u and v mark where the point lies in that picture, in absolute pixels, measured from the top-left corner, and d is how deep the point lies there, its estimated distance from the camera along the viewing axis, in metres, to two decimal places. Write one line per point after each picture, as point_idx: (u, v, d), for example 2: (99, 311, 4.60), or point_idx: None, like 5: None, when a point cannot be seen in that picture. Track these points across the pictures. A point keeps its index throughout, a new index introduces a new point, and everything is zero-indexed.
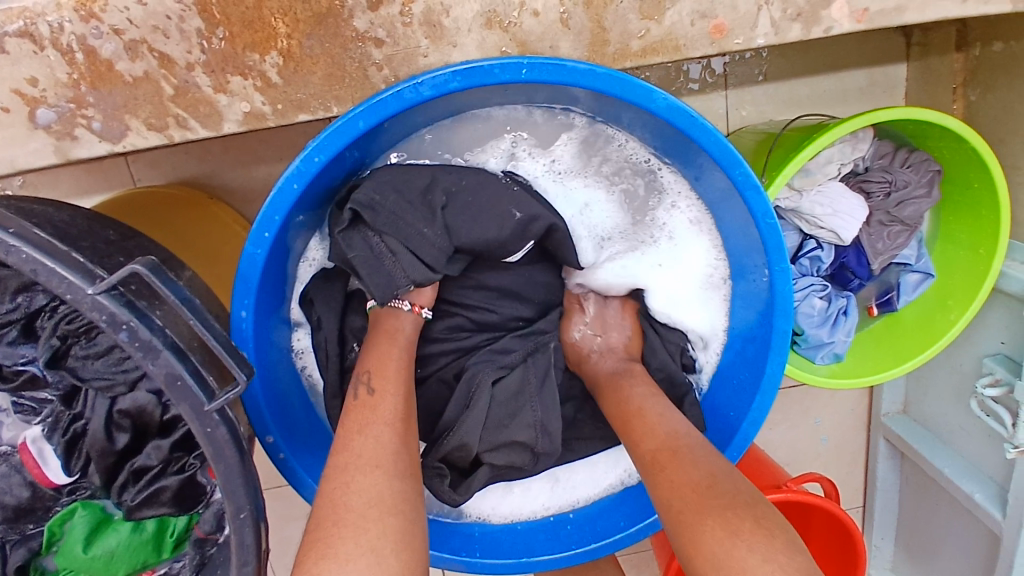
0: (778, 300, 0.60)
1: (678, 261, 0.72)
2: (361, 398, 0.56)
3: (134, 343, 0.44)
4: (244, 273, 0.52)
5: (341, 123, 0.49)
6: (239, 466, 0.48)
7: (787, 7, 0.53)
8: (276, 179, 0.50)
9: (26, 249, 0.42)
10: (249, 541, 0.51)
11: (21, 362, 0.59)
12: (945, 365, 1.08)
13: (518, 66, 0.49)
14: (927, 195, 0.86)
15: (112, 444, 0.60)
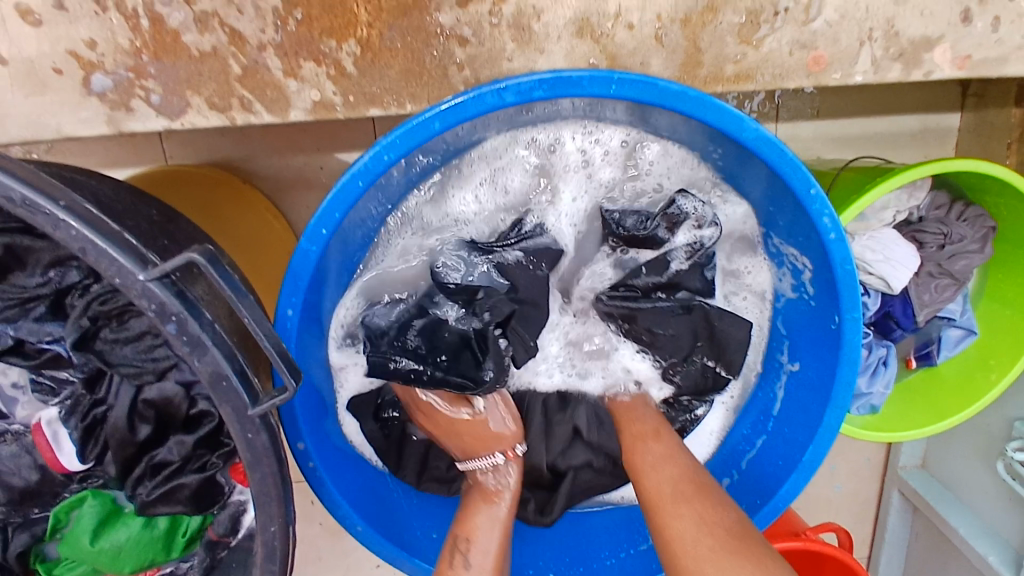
0: (845, 350, 0.56)
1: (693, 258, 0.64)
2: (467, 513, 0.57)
3: (182, 337, 0.41)
4: (296, 269, 0.50)
5: (419, 122, 0.46)
6: (275, 476, 0.45)
7: (890, 46, 0.51)
8: (341, 174, 0.48)
9: (76, 224, 0.39)
10: (276, 554, 0.48)
11: (45, 341, 0.56)
12: (972, 424, 1.05)
13: (608, 80, 0.46)
14: (981, 251, 0.83)
15: (132, 434, 0.57)
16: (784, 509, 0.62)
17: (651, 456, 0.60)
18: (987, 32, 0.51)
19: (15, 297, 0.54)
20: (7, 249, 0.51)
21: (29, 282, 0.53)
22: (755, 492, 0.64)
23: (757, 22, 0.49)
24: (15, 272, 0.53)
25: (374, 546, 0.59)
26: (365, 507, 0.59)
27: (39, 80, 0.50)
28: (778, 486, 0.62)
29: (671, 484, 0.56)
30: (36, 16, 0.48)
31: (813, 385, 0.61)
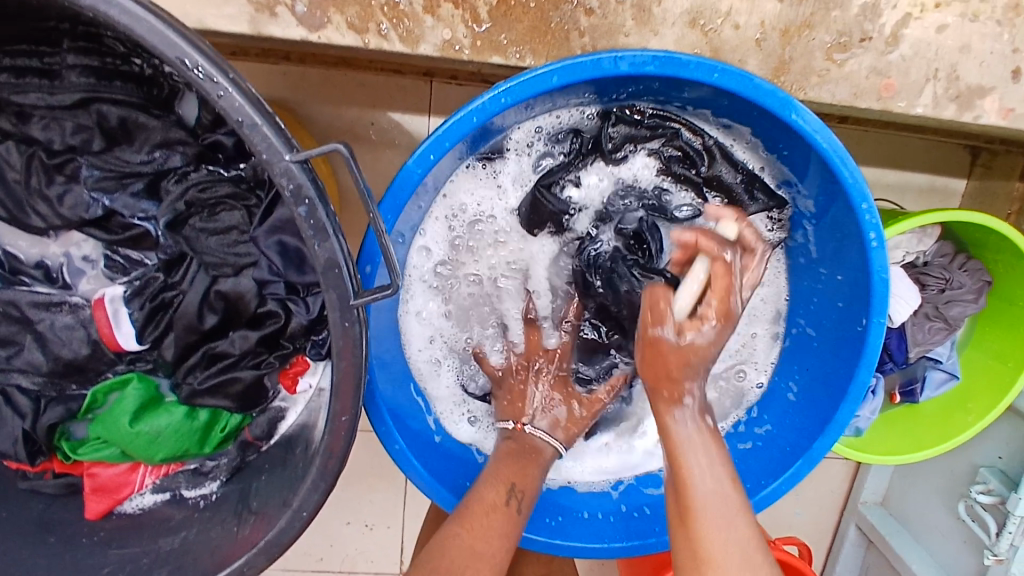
0: (866, 351, 0.61)
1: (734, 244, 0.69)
2: (507, 508, 0.60)
3: (310, 221, 0.44)
4: (400, 186, 0.54)
5: (543, 74, 0.51)
6: (359, 367, 0.49)
7: (950, 87, 0.58)
8: (459, 109, 0.52)
9: (239, 97, 0.42)
10: (338, 446, 0.51)
11: (138, 218, 0.58)
12: (938, 468, 1.13)
13: (712, 69, 0.52)
14: (975, 302, 0.92)
15: (199, 322, 0.59)
16: (785, 495, 0.66)
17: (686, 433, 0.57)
18: None
19: (116, 170, 0.56)
20: (121, 121, 0.55)
21: (134, 158, 0.56)
22: (760, 475, 0.69)
23: (846, 43, 0.56)
24: (121, 146, 0.56)
25: (406, 465, 0.62)
26: (404, 429, 0.63)
27: None
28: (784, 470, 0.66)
29: (710, 481, 0.55)
30: None
31: (829, 381, 0.66)
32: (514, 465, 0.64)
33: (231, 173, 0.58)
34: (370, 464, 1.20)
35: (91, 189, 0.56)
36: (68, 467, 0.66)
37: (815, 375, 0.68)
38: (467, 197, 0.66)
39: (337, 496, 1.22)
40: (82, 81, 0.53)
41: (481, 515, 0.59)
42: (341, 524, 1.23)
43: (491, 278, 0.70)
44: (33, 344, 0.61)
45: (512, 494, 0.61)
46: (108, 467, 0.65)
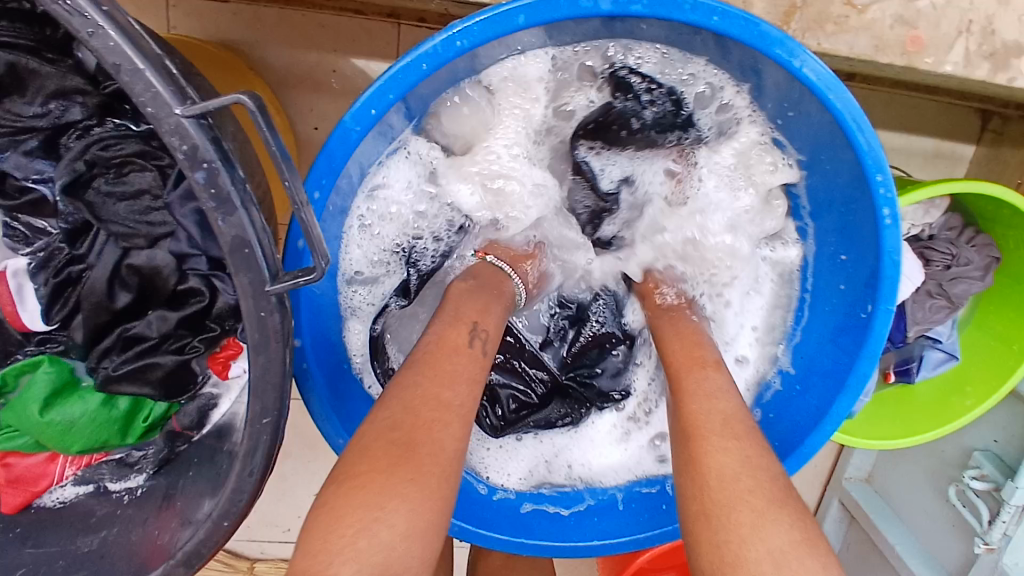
0: (868, 340, 0.54)
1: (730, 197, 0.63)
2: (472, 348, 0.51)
3: (211, 190, 0.36)
4: (333, 148, 0.46)
5: (506, 11, 0.43)
6: (281, 362, 0.41)
7: (985, 42, 0.49)
8: (404, 54, 0.44)
9: (115, 35, 0.34)
10: (260, 450, 0.44)
11: (32, 180, 0.50)
12: (927, 449, 1.08)
13: (711, 10, 0.43)
14: (981, 279, 0.85)
15: (111, 301, 0.51)
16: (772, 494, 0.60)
17: (708, 384, 0.51)
18: None
19: (6, 124, 0.47)
20: (7, 66, 0.45)
21: (25, 110, 0.47)
22: None
23: None
24: (11, 96, 0.47)
25: None
26: (347, 419, 0.56)
27: None
28: (770, 467, 0.59)
29: (721, 416, 0.48)
30: None
31: (823, 370, 0.59)
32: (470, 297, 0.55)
33: (140, 128, 0.50)
34: None
35: None
36: None
37: (811, 366, 0.61)
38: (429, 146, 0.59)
39: (303, 467, 1.17)
40: None
41: (435, 349, 0.49)
42: (309, 496, 1.18)
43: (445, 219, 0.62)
44: None
45: (474, 332, 0.51)
46: (23, 457, 0.59)
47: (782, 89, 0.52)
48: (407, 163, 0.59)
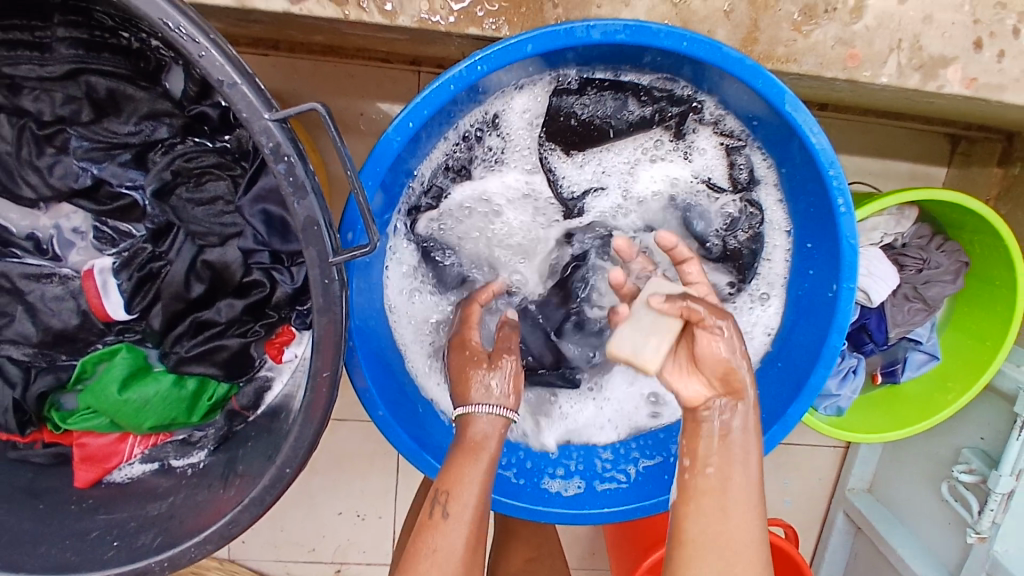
0: (837, 317, 0.62)
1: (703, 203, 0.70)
2: (434, 520, 0.59)
3: (289, 178, 0.45)
4: (380, 153, 0.55)
5: (516, 42, 0.53)
6: (340, 324, 0.50)
7: (913, 57, 0.60)
8: (435, 78, 0.54)
9: (218, 56, 0.43)
10: (320, 402, 0.52)
11: (125, 186, 0.60)
12: (921, 452, 1.14)
13: (681, 37, 0.53)
14: (953, 281, 0.93)
15: (186, 291, 0.60)
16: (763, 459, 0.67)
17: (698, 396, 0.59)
18: (995, 59, 0.60)
19: (105, 141, 0.58)
20: (109, 92, 0.56)
21: (122, 129, 0.58)
22: None
23: (810, 15, 0.58)
24: (110, 117, 0.57)
25: (389, 431, 0.64)
26: (385, 395, 0.64)
27: None
28: (759, 436, 0.66)
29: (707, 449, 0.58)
30: None
31: (801, 347, 0.67)
32: (447, 465, 0.61)
33: (217, 144, 0.59)
34: (360, 453, 1.20)
35: (80, 158, 0.58)
36: (57, 436, 0.67)
37: (790, 345, 0.69)
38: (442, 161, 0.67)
39: (329, 486, 1.23)
40: (71, 53, 0.54)
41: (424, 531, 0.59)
42: (334, 514, 1.24)
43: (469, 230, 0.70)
44: (22, 315, 0.63)
45: (437, 504, 0.60)
46: (97, 437, 0.66)
47: (743, 99, 0.61)
48: (424, 179, 0.67)
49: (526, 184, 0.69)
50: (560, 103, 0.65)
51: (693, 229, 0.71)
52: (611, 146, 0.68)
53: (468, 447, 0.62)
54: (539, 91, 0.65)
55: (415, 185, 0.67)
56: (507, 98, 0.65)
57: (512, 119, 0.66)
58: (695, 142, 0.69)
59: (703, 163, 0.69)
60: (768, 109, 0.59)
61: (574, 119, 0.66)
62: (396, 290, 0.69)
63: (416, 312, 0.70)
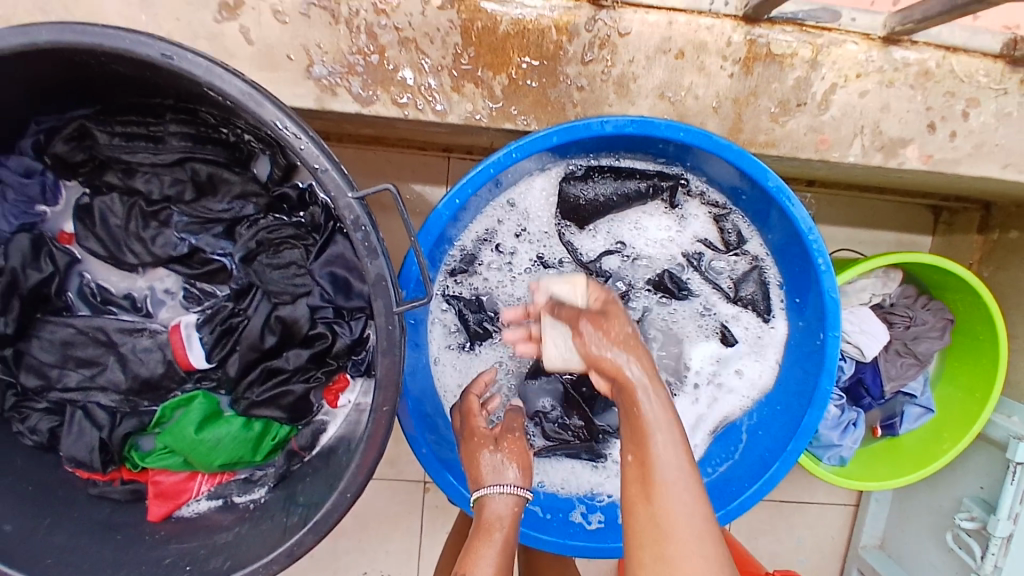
0: (826, 363, 0.70)
1: (704, 266, 0.80)
2: None
3: (366, 243, 0.56)
4: (432, 226, 0.66)
5: (546, 133, 0.64)
6: (400, 364, 0.59)
7: (875, 139, 0.71)
8: (478, 163, 0.65)
9: (315, 148, 0.55)
10: (379, 434, 0.60)
11: (217, 254, 0.71)
12: (927, 505, 1.18)
13: (679, 128, 0.65)
14: (940, 337, 1.02)
15: (261, 342, 0.70)
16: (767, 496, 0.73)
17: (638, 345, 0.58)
18: (947, 140, 0.72)
19: (201, 216, 0.70)
20: (209, 176, 0.68)
21: (216, 206, 0.70)
22: (743, 480, 0.76)
23: (785, 109, 0.70)
24: (207, 196, 0.69)
25: (433, 469, 0.71)
26: (429, 438, 0.73)
27: (273, 61, 0.67)
28: (763, 473, 0.73)
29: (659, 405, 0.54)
30: (284, 16, 0.67)
31: (796, 392, 0.75)
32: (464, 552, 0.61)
33: (294, 219, 0.71)
34: (388, 511, 1.26)
35: (180, 230, 0.70)
36: (135, 474, 0.75)
37: (788, 391, 0.77)
38: (474, 236, 0.76)
39: (355, 544, 1.27)
40: (181, 145, 0.66)
41: None
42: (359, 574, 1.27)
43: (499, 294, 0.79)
44: (113, 365, 0.73)
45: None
46: (169, 475, 0.74)
47: (730, 177, 0.72)
48: (458, 251, 0.76)
49: (548, 253, 0.78)
50: (574, 184, 0.75)
51: (698, 289, 0.80)
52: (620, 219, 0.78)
53: (480, 528, 0.63)
54: (555, 172, 0.76)
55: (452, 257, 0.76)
56: (528, 182, 0.76)
57: (533, 197, 0.76)
58: (687, 211, 0.79)
59: (696, 227, 0.79)
60: (754, 185, 0.70)
61: (582, 199, 0.76)
62: (436, 345, 0.78)
63: (455, 367, 0.79)
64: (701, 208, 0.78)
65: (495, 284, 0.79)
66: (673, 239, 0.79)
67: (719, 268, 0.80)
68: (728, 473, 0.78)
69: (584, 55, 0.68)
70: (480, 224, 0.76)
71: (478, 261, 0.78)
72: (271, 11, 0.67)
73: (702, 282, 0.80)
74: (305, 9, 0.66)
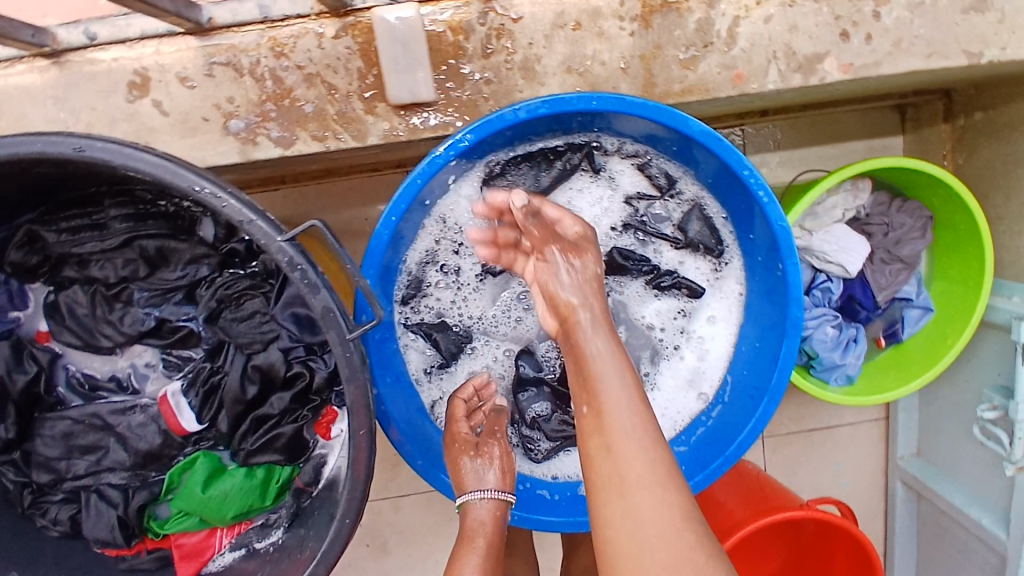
0: (791, 291, 0.70)
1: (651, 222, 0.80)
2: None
3: (305, 281, 0.58)
4: (374, 249, 0.68)
5: (454, 142, 0.65)
6: (366, 389, 0.60)
7: (790, 61, 0.71)
8: (405, 177, 0.66)
9: (236, 202, 0.56)
10: (362, 459, 0.61)
11: (182, 319, 0.74)
12: (950, 404, 1.17)
13: (590, 99, 0.64)
14: (922, 237, 1.01)
15: (243, 393, 0.72)
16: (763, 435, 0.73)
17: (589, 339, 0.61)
18: (864, 45, 0.71)
19: (160, 287, 0.72)
20: (158, 249, 0.70)
21: (171, 275, 0.72)
22: (738, 425, 0.75)
23: (693, 54, 0.70)
24: (161, 268, 0.72)
25: (430, 475, 0.74)
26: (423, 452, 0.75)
27: (191, 126, 0.69)
28: (755, 412, 0.73)
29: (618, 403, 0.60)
30: (190, 81, 0.68)
31: (769, 325, 0.74)
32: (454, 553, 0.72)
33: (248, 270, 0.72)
34: (428, 524, 1.28)
35: (144, 305, 0.73)
36: (158, 542, 0.77)
37: (761, 325, 0.76)
38: (418, 255, 0.77)
39: (404, 562, 1.30)
40: (124, 226, 0.69)
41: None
42: None
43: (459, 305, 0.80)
44: (115, 445, 0.76)
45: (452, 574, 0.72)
46: (190, 536, 0.77)
47: (648, 131, 0.72)
48: (406, 270, 0.77)
49: (493, 258, 0.79)
50: (498, 176, 0.76)
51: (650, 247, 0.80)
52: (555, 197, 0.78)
53: (464, 537, 0.72)
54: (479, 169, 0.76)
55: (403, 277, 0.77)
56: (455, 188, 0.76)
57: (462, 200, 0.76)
58: (613, 171, 0.78)
59: (626, 183, 0.79)
60: (675, 134, 0.69)
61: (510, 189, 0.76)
62: (413, 365, 0.79)
63: (437, 382, 0.80)
64: (629, 167, 0.78)
65: (450, 302, 0.80)
66: (611, 203, 0.79)
67: (664, 218, 0.80)
68: (722, 417, 0.78)
69: (483, 49, 0.68)
70: (420, 243, 0.77)
71: (428, 280, 0.79)
72: (177, 78, 0.68)
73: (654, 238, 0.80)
74: (208, 69, 0.68)
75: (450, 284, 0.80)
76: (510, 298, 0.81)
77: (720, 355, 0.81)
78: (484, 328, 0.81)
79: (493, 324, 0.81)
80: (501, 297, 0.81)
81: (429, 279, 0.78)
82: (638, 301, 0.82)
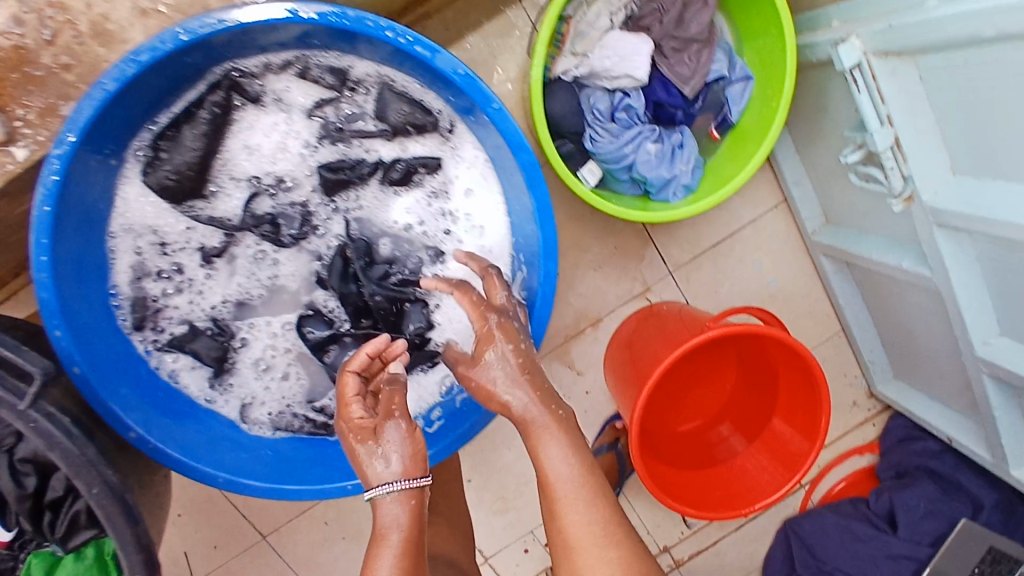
0: (507, 133, 0.74)
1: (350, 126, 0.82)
2: None
3: None
4: (45, 303, 0.68)
5: (56, 143, 0.65)
6: (71, 446, 0.66)
7: None
8: (31, 209, 0.66)
9: None
10: (108, 496, 0.66)
11: None
12: (829, 159, 1.08)
13: (174, 35, 0.65)
14: (705, 5, 0.89)
15: (23, 487, 0.73)
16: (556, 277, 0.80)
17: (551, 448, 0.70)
18: None
19: None
20: None
21: None
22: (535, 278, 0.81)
23: None
24: None
25: (213, 479, 0.77)
26: (216, 463, 0.78)
27: None
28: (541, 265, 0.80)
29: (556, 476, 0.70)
30: None
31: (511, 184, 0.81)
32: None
33: None
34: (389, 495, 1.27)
35: None
36: None
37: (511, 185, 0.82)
38: (123, 273, 0.79)
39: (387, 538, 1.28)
40: None
41: None
42: None
43: (195, 302, 0.82)
44: None
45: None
46: None
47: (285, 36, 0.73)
48: (123, 291, 0.79)
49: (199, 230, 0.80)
50: (155, 155, 0.77)
51: (361, 151, 0.83)
52: (243, 136, 0.80)
53: (378, 536, 0.66)
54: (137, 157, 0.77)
55: (122, 302, 0.79)
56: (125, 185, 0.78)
57: (133, 199, 0.78)
58: (279, 89, 0.79)
59: (299, 98, 0.80)
60: (297, 24, 0.69)
61: (185, 162, 0.77)
62: (184, 380, 0.82)
63: (205, 388, 0.82)
64: (291, 87, 0.80)
65: (181, 301, 0.81)
66: (297, 126, 0.81)
67: (355, 116, 0.82)
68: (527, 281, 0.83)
69: None
70: (119, 267, 0.78)
71: (149, 286, 0.80)
72: None
73: (373, 145, 0.83)
74: None
75: (178, 287, 0.81)
76: (241, 266, 0.83)
77: (494, 225, 0.85)
78: (238, 304, 0.83)
79: (240, 294, 0.83)
80: (234, 260, 0.83)
81: (152, 289, 0.80)
82: (381, 206, 0.85)
